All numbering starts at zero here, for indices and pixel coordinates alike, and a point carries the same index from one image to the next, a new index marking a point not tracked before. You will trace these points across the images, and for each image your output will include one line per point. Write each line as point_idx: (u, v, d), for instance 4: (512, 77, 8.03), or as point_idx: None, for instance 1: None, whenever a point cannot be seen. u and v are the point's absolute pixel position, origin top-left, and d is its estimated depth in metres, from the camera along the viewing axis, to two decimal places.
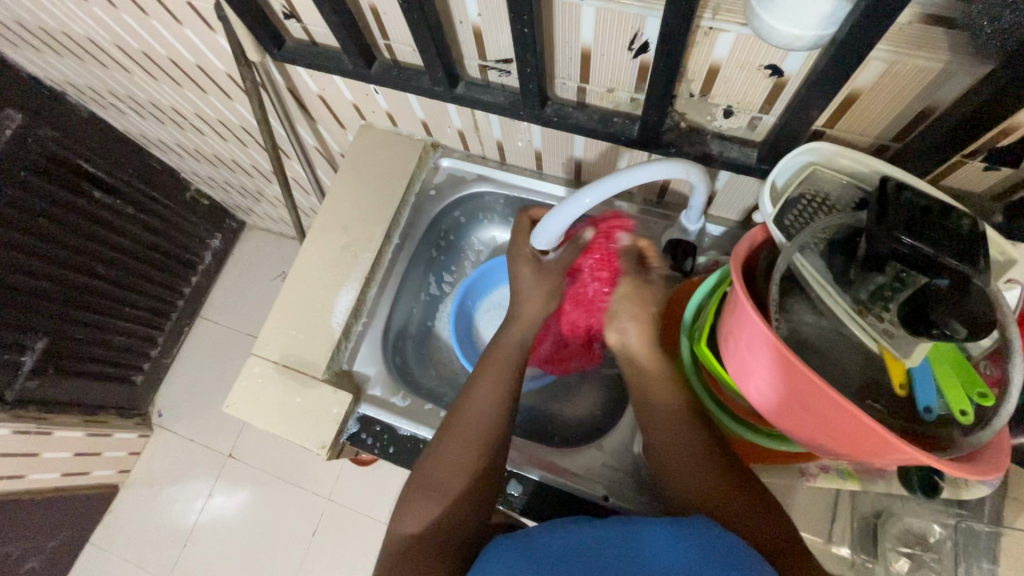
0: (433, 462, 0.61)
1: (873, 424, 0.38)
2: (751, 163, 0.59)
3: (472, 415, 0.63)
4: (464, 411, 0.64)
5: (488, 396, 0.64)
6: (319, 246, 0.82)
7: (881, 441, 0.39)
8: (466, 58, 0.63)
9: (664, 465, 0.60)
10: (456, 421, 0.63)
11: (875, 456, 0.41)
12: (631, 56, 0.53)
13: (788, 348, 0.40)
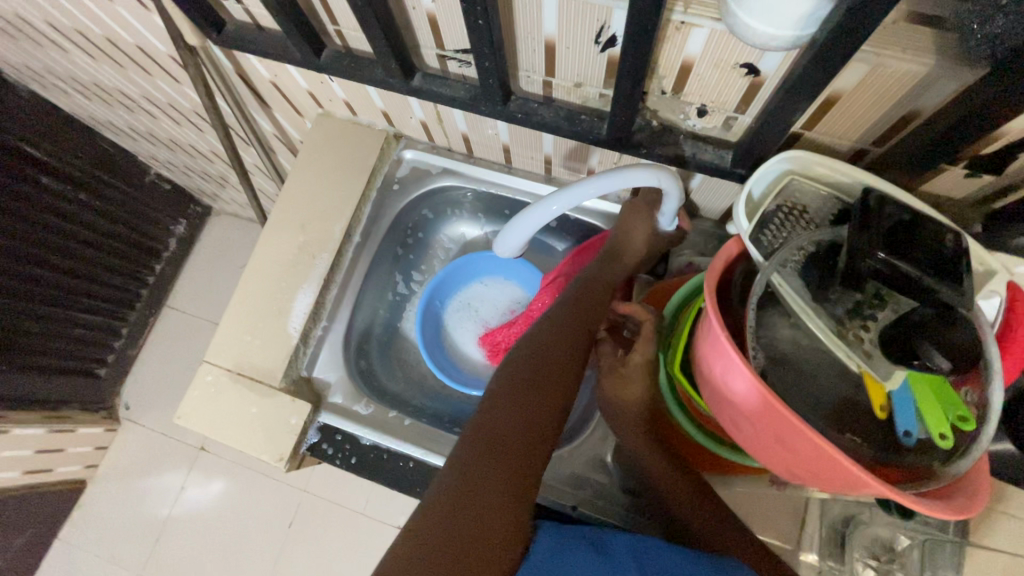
0: (524, 380, 0.56)
1: (844, 460, 0.36)
2: (726, 165, 0.55)
3: (567, 343, 0.59)
4: (556, 335, 0.59)
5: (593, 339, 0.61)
6: (275, 246, 0.77)
7: (849, 475, 0.38)
8: (422, 46, 0.58)
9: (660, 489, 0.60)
10: (555, 345, 0.59)
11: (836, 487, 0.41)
12: (598, 50, 0.49)
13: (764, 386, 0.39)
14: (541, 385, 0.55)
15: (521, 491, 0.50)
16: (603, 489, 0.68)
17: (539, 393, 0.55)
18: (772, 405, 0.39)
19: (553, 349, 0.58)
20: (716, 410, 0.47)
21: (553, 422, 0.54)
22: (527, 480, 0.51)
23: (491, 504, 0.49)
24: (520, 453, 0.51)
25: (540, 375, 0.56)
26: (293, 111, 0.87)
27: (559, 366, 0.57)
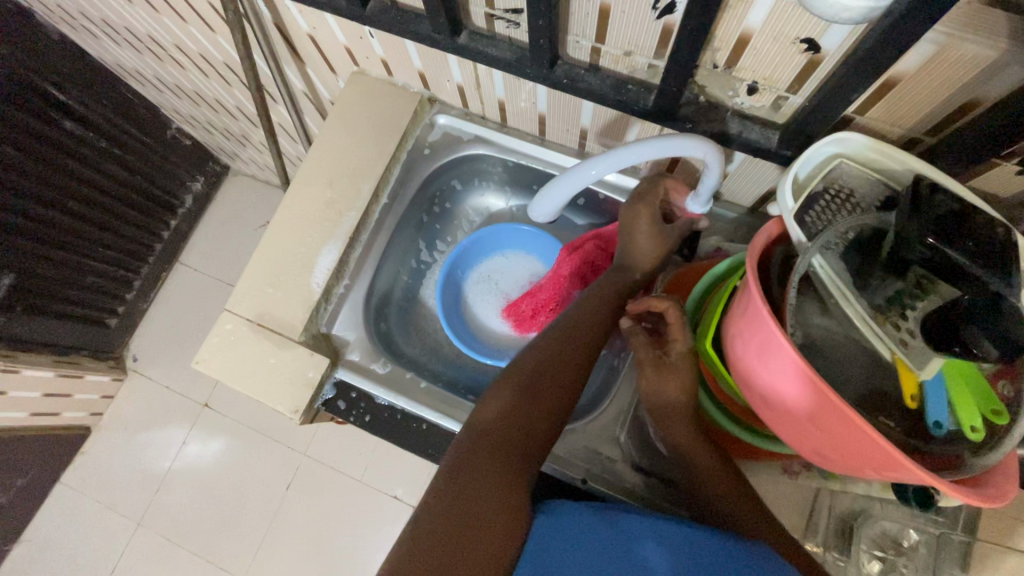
0: (526, 379, 0.60)
1: (889, 447, 0.36)
2: (771, 147, 0.55)
3: (575, 355, 0.62)
4: (561, 341, 0.63)
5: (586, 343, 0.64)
6: (302, 201, 0.77)
7: (892, 464, 0.38)
8: (471, 4, 0.57)
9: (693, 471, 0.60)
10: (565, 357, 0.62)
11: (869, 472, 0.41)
12: (655, 17, 0.48)
13: (807, 363, 0.38)
14: (540, 394, 0.59)
15: (520, 489, 0.54)
16: (616, 465, 0.68)
17: (540, 397, 0.59)
18: (817, 392, 0.39)
19: (562, 359, 0.62)
20: (750, 391, 0.47)
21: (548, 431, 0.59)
22: (520, 465, 0.55)
23: (496, 497, 0.52)
24: (511, 442, 0.56)
25: (542, 384, 0.60)
26: (327, 67, 0.86)
27: (562, 379, 0.61)
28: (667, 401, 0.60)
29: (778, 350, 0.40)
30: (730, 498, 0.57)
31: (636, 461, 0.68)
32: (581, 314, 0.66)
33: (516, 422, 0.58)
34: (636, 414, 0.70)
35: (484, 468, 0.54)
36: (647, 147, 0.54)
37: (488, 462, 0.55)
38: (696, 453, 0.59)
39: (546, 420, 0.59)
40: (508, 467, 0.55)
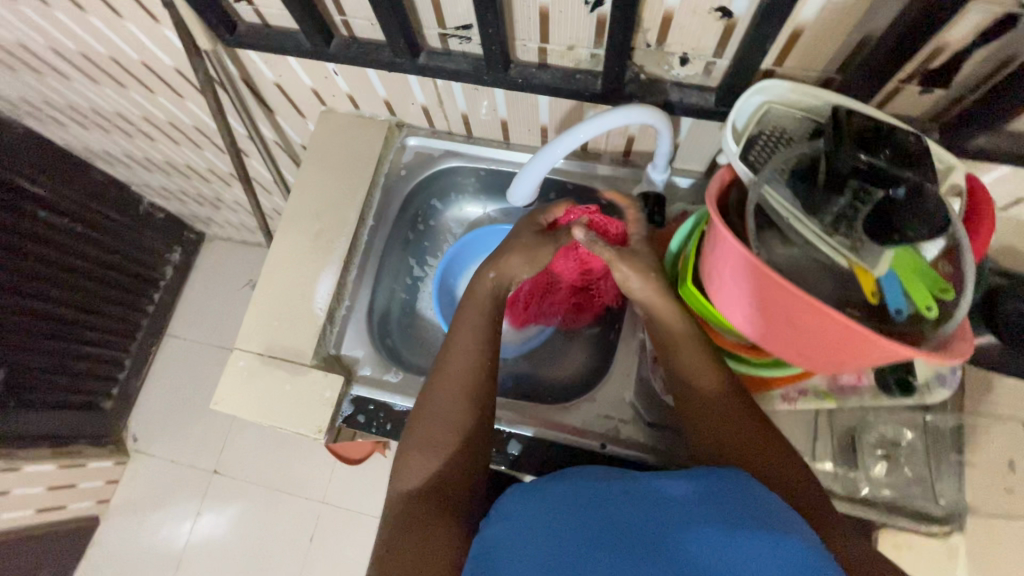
0: (426, 436, 0.61)
1: (865, 331, 0.41)
2: (710, 107, 0.61)
3: (457, 386, 0.63)
4: (442, 388, 0.63)
5: (474, 376, 0.64)
6: (292, 235, 0.81)
7: (865, 343, 0.43)
8: (425, 27, 0.63)
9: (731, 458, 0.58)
10: (445, 392, 0.63)
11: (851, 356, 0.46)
12: (588, 10, 0.55)
13: (780, 276, 0.43)
14: (437, 432, 0.61)
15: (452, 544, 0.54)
16: (629, 425, 0.72)
17: (443, 445, 0.60)
18: (785, 296, 0.44)
19: (445, 392, 0.63)
20: (734, 316, 0.52)
21: (462, 460, 0.60)
22: (445, 522, 0.56)
23: (418, 556, 0.52)
24: (431, 505, 0.57)
25: (433, 421, 0.61)
26: (297, 112, 0.92)
27: (458, 418, 0.61)
28: (670, 339, 0.63)
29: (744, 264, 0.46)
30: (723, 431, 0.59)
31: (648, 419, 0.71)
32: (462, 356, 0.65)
33: (429, 464, 0.59)
34: (639, 375, 0.74)
35: (408, 521, 0.55)
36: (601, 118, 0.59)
37: (411, 513, 0.56)
38: (698, 388, 0.60)
39: (455, 450, 0.60)
40: (431, 507, 0.56)
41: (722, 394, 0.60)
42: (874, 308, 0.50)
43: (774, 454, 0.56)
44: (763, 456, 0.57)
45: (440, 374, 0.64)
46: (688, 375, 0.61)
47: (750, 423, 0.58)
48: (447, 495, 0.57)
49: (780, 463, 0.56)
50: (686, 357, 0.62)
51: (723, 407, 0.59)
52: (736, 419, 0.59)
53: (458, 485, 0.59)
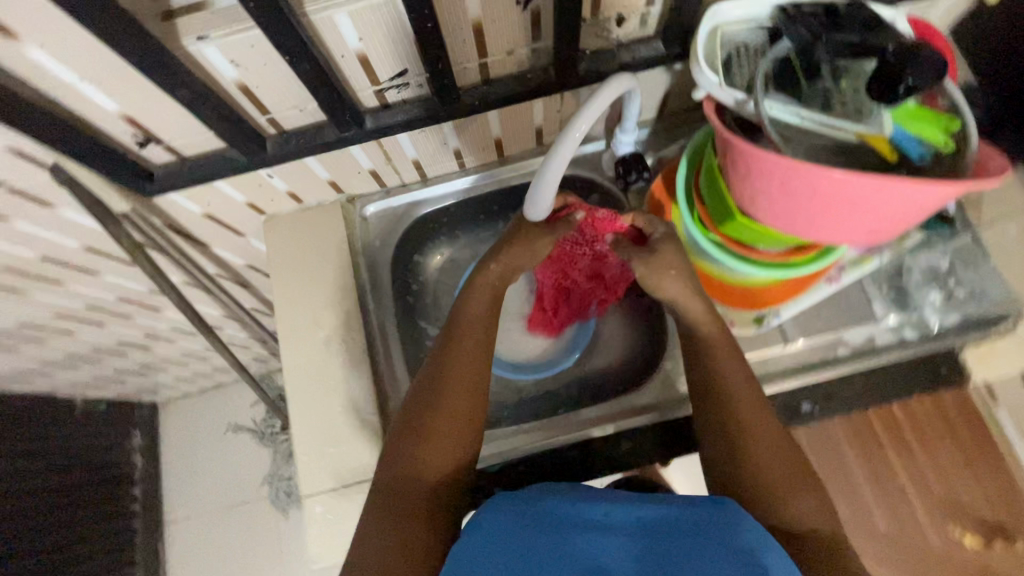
0: (416, 423, 0.57)
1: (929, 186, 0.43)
2: (660, 54, 0.62)
3: (455, 404, 0.58)
4: (439, 376, 0.60)
5: (468, 366, 0.60)
6: (301, 359, 0.74)
7: (926, 196, 0.44)
8: (358, 91, 0.60)
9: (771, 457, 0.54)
10: (443, 403, 0.58)
11: (910, 215, 0.48)
12: (521, 9, 0.54)
13: (836, 167, 0.43)
14: (432, 448, 0.56)
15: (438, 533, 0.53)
16: None
17: (437, 434, 0.57)
18: (838, 182, 0.45)
19: (444, 403, 0.58)
20: (778, 223, 0.52)
21: (451, 470, 0.57)
22: (432, 513, 0.54)
23: (398, 542, 0.51)
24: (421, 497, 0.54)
25: (428, 436, 0.56)
26: (236, 233, 0.84)
27: (458, 407, 0.58)
28: (726, 410, 0.57)
29: (789, 169, 0.46)
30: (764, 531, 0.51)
31: None
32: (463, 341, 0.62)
33: (417, 477, 0.55)
34: None
35: (382, 530, 0.52)
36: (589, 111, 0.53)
37: (388, 526, 0.52)
38: (771, 461, 0.54)
39: (444, 461, 0.56)
40: (412, 521, 0.53)
41: (793, 468, 0.54)
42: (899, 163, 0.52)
43: (821, 565, 0.49)
44: (797, 565, 0.50)
45: (437, 389, 0.59)
46: (756, 453, 0.54)
47: (799, 516, 0.51)
48: (431, 509, 0.54)
49: (831, 566, 0.49)
50: (761, 424, 0.56)
51: (756, 511, 0.52)
52: (775, 514, 0.52)
53: (443, 498, 0.55)
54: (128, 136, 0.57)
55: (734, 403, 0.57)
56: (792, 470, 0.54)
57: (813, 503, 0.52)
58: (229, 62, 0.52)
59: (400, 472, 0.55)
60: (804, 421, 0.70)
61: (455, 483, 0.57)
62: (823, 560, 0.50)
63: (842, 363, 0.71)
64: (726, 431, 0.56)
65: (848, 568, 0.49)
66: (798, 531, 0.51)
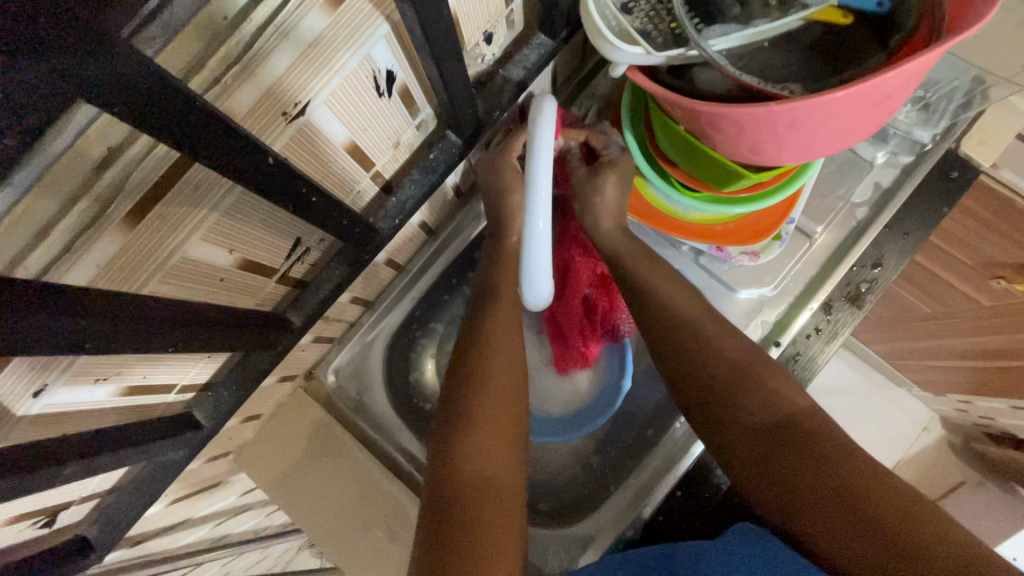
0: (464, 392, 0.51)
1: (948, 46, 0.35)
2: (550, 44, 0.50)
3: (497, 378, 0.52)
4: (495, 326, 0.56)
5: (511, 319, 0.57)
6: (369, 564, 0.62)
7: (905, 77, 0.38)
8: (260, 294, 0.46)
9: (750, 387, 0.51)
10: (479, 384, 0.51)
11: (886, 108, 0.41)
12: (386, 98, 0.42)
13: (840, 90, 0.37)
14: (483, 429, 0.48)
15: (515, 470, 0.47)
16: (769, 307, 0.67)
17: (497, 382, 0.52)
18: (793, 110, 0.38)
19: (482, 402, 0.50)
20: (796, 158, 0.45)
21: (509, 463, 0.48)
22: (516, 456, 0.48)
23: (470, 503, 0.43)
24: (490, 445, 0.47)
25: (475, 419, 0.49)
26: (212, 486, 0.69)
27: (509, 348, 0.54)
28: (673, 318, 0.57)
29: (744, 117, 0.40)
30: (746, 433, 0.50)
31: (767, 290, 0.67)
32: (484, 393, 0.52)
33: (466, 463, 0.46)
34: (724, 272, 0.68)
35: (433, 526, 0.43)
36: (539, 164, 0.43)
37: (441, 515, 0.43)
38: (724, 348, 0.54)
39: (502, 448, 0.48)
40: (473, 503, 0.43)
41: (755, 355, 0.53)
42: (858, 24, 0.43)
43: (790, 441, 0.47)
44: (779, 445, 0.47)
45: (471, 391, 0.51)
46: (715, 342, 0.55)
47: (765, 390, 0.50)
48: (495, 494, 0.45)
49: (795, 446, 0.46)
50: (732, 359, 0.53)
51: (737, 416, 0.50)
52: (750, 407, 0.50)
53: (506, 483, 0.46)
54: (26, 529, 0.42)
55: (672, 311, 0.58)
56: (741, 360, 0.53)
57: (784, 387, 0.51)
58: (95, 383, 0.38)
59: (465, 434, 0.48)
60: (871, 300, 0.66)
61: (514, 474, 0.47)
62: (800, 422, 0.48)
63: (869, 224, 0.67)
64: (682, 337, 0.56)
65: (810, 439, 0.46)
66: (765, 413, 0.49)
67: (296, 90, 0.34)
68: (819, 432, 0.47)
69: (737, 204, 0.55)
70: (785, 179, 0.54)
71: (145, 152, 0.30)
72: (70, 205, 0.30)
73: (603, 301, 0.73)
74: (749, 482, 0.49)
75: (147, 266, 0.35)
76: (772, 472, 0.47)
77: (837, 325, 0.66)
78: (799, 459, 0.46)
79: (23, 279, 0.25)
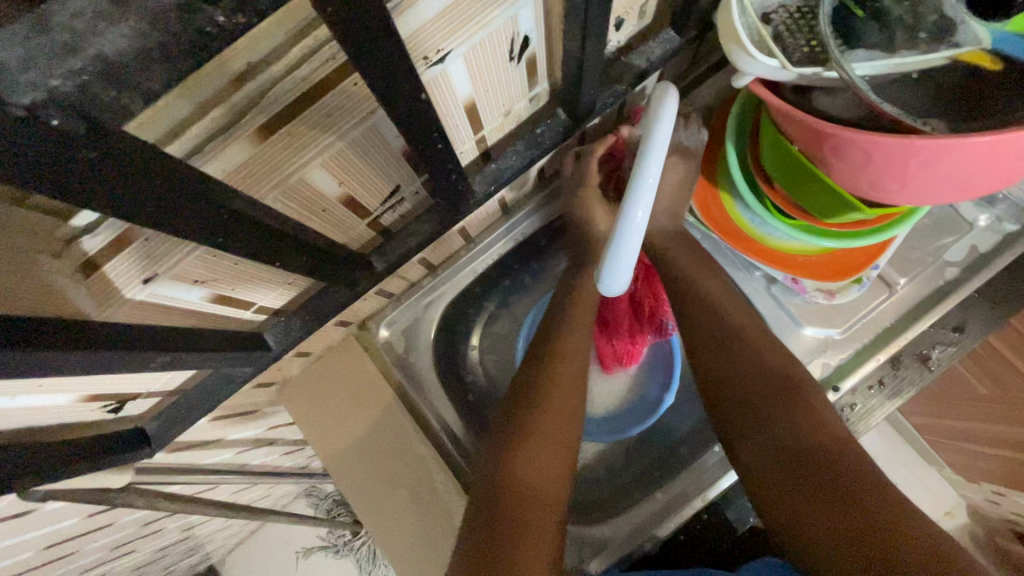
0: (529, 415, 0.55)
1: None
2: (677, 43, 0.50)
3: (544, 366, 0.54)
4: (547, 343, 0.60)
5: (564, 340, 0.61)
6: (409, 548, 0.62)
7: None
8: (351, 233, 0.48)
9: (790, 403, 0.50)
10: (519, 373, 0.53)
11: (1018, 166, 0.39)
12: (515, 64, 0.42)
13: (955, 138, 0.35)
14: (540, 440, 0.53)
15: (555, 482, 0.51)
16: (831, 350, 0.65)
17: (555, 399, 0.56)
18: (909, 147, 0.38)
19: (541, 421, 0.54)
20: (897, 197, 0.44)
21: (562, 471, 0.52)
22: (564, 468, 0.53)
23: (528, 517, 0.47)
24: (551, 458, 0.52)
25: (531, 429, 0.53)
26: (250, 411, 0.71)
27: (574, 377, 0.58)
28: (716, 329, 0.58)
29: (868, 145, 0.39)
30: (763, 455, 0.49)
31: (834, 332, 0.65)
32: (543, 402, 0.55)
33: (519, 471, 0.50)
34: (793, 304, 0.67)
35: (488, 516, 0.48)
36: (657, 150, 0.43)
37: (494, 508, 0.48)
38: (764, 364, 0.54)
39: (558, 457, 0.53)
40: (525, 509, 0.48)
41: (791, 384, 0.52)
42: (1006, 72, 0.41)
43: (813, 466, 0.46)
44: (790, 469, 0.47)
45: (532, 410, 0.55)
46: (755, 360, 0.54)
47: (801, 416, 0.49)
48: (546, 499, 0.49)
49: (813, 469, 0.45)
50: (778, 376, 0.53)
51: (759, 439, 0.50)
52: (776, 426, 0.49)
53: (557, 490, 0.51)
54: (94, 411, 0.44)
55: (724, 321, 0.58)
56: (773, 381, 0.52)
57: (825, 414, 0.49)
58: (193, 284, 0.39)
59: (532, 450, 0.52)
60: (942, 366, 0.62)
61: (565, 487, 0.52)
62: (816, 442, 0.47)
63: (957, 285, 0.64)
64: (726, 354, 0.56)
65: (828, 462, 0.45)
66: (787, 436, 0.48)
67: (445, 38, 0.34)
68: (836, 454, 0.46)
69: (830, 241, 0.54)
70: (881, 224, 0.52)
71: (291, 67, 0.30)
72: (204, 110, 0.29)
73: (647, 298, 0.71)
74: (760, 498, 0.48)
75: (269, 180, 0.36)
76: (782, 487, 0.47)
77: (901, 382, 0.63)
78: (820, 488, 0.44)
79: (196, 174, 0.25)
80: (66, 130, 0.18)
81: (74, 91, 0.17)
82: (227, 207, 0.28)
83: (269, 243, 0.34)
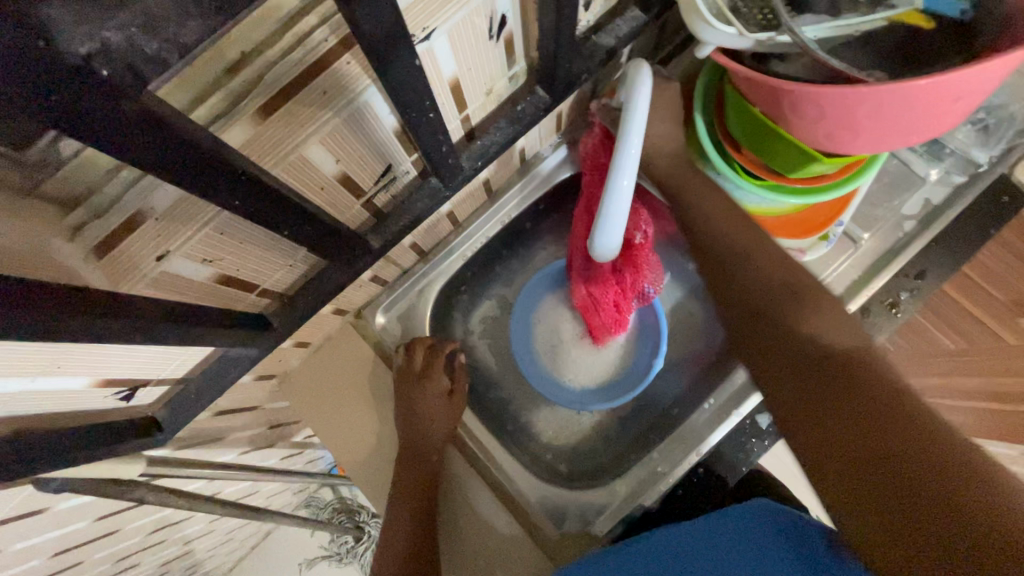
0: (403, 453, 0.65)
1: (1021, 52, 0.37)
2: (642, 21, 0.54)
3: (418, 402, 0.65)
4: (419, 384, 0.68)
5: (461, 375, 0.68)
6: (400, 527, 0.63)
7: (974, 80, 0.39)
8: (347, 212, 0.50)
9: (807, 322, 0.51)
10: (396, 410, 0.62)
11: (955, 108, 0.43)
12: (494, 42, 0.45)
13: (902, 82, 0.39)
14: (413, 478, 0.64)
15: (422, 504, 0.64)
16: None
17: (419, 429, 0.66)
18: (859, 94, 0.41)
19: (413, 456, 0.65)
20: (850, 143, 0.48)
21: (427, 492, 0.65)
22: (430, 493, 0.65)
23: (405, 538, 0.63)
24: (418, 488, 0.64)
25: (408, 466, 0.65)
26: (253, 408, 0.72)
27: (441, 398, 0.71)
28: (716, 253, 0.61)
29: (823, 96, 0.43)
30: (780, 370, 0.50)
31: None
32: (415, 435, 0.66)
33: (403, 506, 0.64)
34: None
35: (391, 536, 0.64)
36: (635, 120, 0.46)
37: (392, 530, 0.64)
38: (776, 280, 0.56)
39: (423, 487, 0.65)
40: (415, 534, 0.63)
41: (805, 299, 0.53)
42: (937, 28, 0.45)
43: (839, 386, 0.45)
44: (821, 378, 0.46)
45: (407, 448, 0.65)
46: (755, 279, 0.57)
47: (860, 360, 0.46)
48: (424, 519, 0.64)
49: (858, 398, 0.43)
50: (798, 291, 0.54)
51: (777, 353, 0.52)
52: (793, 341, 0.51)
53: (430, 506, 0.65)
54: (107, 398, 0.45)
55: (717, 245, 0.61)
56: (785, 292, 0.54)
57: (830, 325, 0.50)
58: (203, 263, 0.41)
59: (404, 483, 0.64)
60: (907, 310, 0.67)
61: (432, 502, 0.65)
62: (859, 369, 0.45)
63: (917, 235, 0.69)
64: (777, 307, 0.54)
65: (873, 395, 0.42)
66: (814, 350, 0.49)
67: (429, 15, 0.37)
68: (883, 384, 0.43)
69: (798, 197, 0.58)
70: (842, 177, 0.56)
71: (289, 48, 0.32)
72: (211, 89, 0.32)
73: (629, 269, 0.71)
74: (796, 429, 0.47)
75: (272, 157, 0.38)
76: (819, 410, 0.45)
77: (871, 329, 0.68)
78: (837, 403, 0.44)
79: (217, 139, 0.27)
80: (114, 81, 0.20)
81: (119, 43, 0.20)
82: (245, 173, 0.30)
83: (276, 214, 0.36)
